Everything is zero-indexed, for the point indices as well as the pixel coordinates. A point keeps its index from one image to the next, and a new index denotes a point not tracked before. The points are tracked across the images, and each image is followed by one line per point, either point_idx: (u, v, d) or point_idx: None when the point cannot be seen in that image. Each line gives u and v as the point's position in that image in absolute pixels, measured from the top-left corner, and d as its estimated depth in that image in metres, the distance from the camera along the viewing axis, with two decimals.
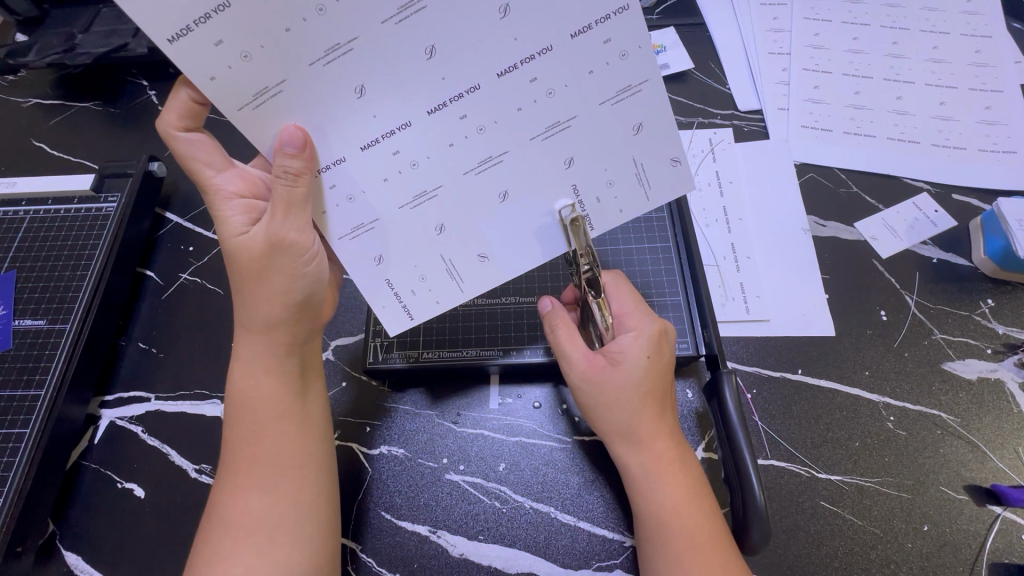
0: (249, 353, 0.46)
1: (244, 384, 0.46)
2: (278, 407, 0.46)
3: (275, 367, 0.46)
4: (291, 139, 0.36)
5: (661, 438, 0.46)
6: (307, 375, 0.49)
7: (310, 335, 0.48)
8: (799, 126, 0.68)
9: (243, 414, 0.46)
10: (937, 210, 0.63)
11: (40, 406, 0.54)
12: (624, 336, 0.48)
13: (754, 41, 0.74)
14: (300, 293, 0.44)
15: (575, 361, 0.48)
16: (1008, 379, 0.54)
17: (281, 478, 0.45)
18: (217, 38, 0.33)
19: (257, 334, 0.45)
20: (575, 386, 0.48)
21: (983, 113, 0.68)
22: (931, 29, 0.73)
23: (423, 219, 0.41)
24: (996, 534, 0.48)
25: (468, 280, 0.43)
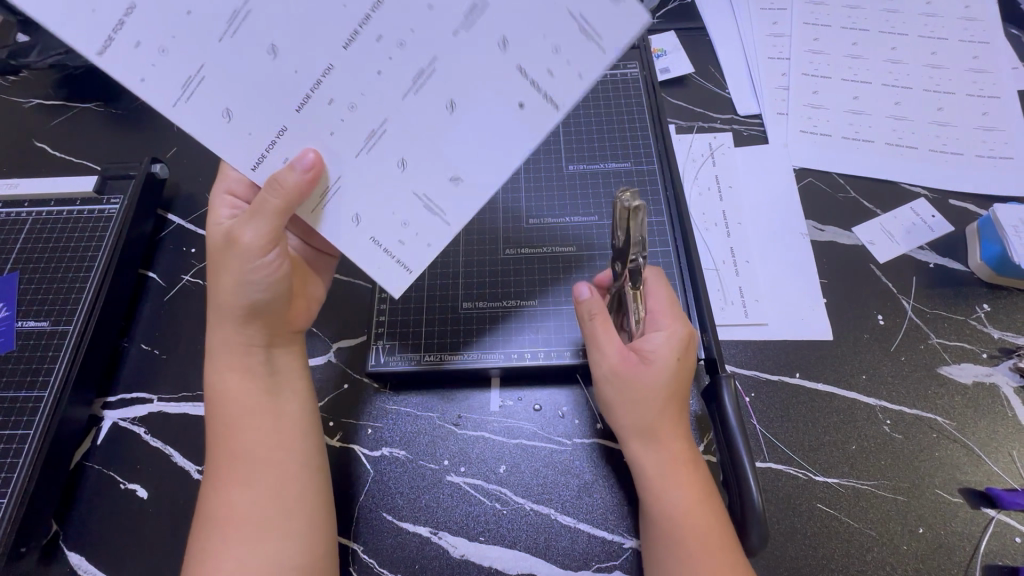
0: (217, 349, 0.49)
1: (216, 381, 0.49)
2: (250, 405, 0.48)
3: (239, 361, 0.49)
4: (302, 161, 0.41)
5: (676, 436, 0.47)
6: (274, 371, 0.50)
7: (276, 329, 0.51)
8: (798, 131, 0.69)
9: (218, 414, 0.48)
10: (934, 216, 0.64)
11: (44, 407, 0.54)
12: (655, 333, 0.49)
13: (754, 46, 0.74)
14: (252, 289, 0.48)
15: (608, 355, 0.49)
16: (1003, 384, 0.55)
17: (259, 468, 0.46)
18: (135, 40, 0.39)
19: (222, 327, 0.49)
20: (604, 380, 0.49)
21: (981, 119, 0.68)
22: (929, 35, 0.73)
23: (385, 160, 0.42)
24: (990, 537, 0.49)
25: (450, 211, 0.42)
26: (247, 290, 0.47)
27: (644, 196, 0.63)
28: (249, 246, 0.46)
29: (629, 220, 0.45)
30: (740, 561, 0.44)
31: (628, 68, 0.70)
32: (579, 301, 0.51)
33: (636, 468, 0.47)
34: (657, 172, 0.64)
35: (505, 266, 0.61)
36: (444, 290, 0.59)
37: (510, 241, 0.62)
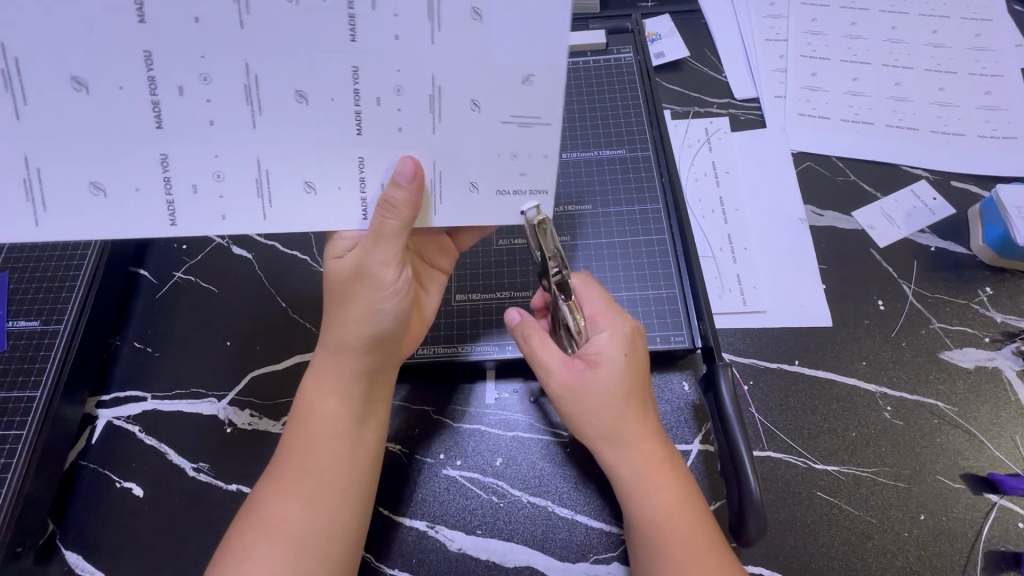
0: (322, 369, 0.48)
1: (311, 399, 0.48)
2: (335, 426, 0.47)
3: (342, 387, 0.47)
4: (403, 171, 0.42)
5: (643, 434, 0.46)
6: (370, 398, 0.49)
7: (387, 359, 0.49)
8: (796, 114, 0.67)
9: (304, 425, 0.47)
10: (935, 199, 0.63)
11: (36, 407, 0.53)
12: (597, 333, 0.48)
13: (751, 28, 0.73)
14: (373, 326, 0.46)
15: (553, 371, 0.48)
16: (1006, 368, 0.54)
17: (322, 490, 0.45)
18: (192, 186, 0.42)
19: (331, 351, 0.48)
20: (557, 396, 0.48)
21: (983, 98, 0.67)
22: (930, 13, 0.72)
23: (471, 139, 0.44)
24: (992, 522, 0.48)
25: (544, 111, 0.43)
26: (375, 322, 0.46)
27: (639, 183, 0.62)
28: (386, 278, 0.45)
29: (538, 233, 0.47)
30: (723, 550, 0.44)
31: (622, 52, 0.69)
32: (513, 327, 0.52)
33: (609, 469, 0.47)
34: (652, 158, 0.63)
35: (499, 257, 0.60)
36: None
37: (503, 232, 0.61)
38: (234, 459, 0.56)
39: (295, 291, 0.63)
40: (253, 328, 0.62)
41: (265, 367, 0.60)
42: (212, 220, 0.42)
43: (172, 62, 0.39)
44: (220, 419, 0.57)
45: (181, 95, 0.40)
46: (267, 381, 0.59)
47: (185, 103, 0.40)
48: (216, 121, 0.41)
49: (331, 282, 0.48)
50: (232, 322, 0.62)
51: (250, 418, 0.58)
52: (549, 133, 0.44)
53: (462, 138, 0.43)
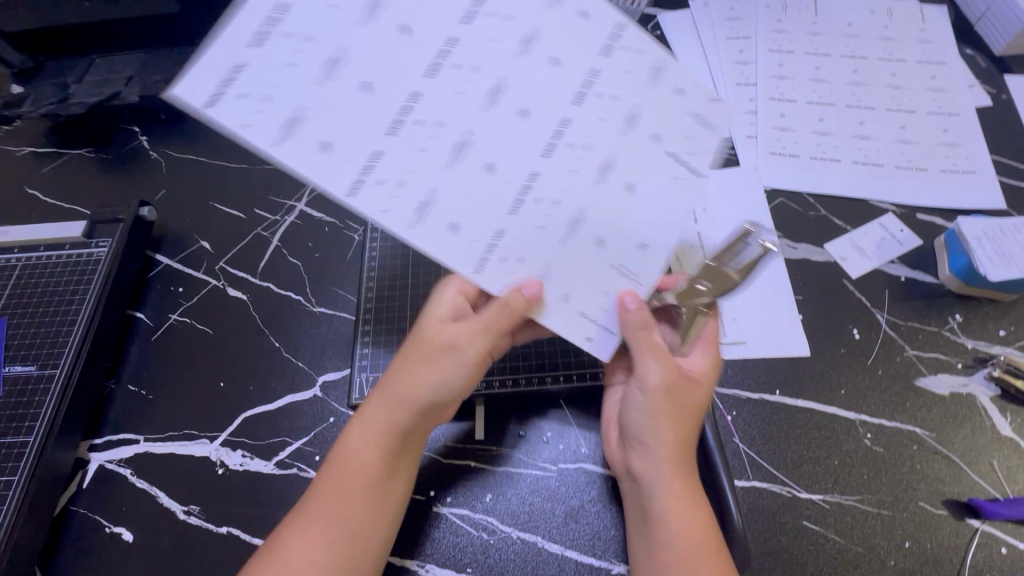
0: (368, 417, 0.49)
1: (352, 441, 0.48)
2: (369, 478, 0.47)
3: (380, 433, 0.48)
4: (528, 290, 0.43)
5: (687, 458, 0.48)
6: (406, 443, 0.49)
7: (431, 409, 0.49)
8: (767, 152, 0.71)
9: (337, 471, 0.48)
10: (902, 230, 0.65)
11: (28, 452, 0.54)
12: (697, 351, 0.50)
13: (722, 73, 0.77)
14: (425, 393, 0.48)
15: (654, 376, 0.47)
16: (979, 393, 0.55)
17: (349, 529, 0.46)
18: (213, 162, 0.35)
19: (382, 404, 0.48)
20: (655, 395, 0.47)
21: (942, 135, 0.71)
22: (888, 57, 0.77)
23: (484, 177, 0.41)
24: (976, 548, 0.49)
25: (643, 273, 0.45)
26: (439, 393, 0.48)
27: None
28: (466, 351, 0.48)
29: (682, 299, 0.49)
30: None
31: None
32: (627, 311, 0.45)
33: (651, 487, 0.47)
34: None
35: None
36: None
37: None
38: (224, 501, 0.56)
39: (288, 330, 0.65)
40: (245, 368, 0.63)
41: (255, 408, 0.61)
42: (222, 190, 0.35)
43: (273, 64, 0.36)
44: (212, 460, 0.58)
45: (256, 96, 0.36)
46: (259, 420, 0.60)
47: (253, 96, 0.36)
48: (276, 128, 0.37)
49: (415, 333, 0.51)
50: (225, 362, 0.63)
51: (241, 458, 0.58)
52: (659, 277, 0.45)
53: (476, 175, 0.41)
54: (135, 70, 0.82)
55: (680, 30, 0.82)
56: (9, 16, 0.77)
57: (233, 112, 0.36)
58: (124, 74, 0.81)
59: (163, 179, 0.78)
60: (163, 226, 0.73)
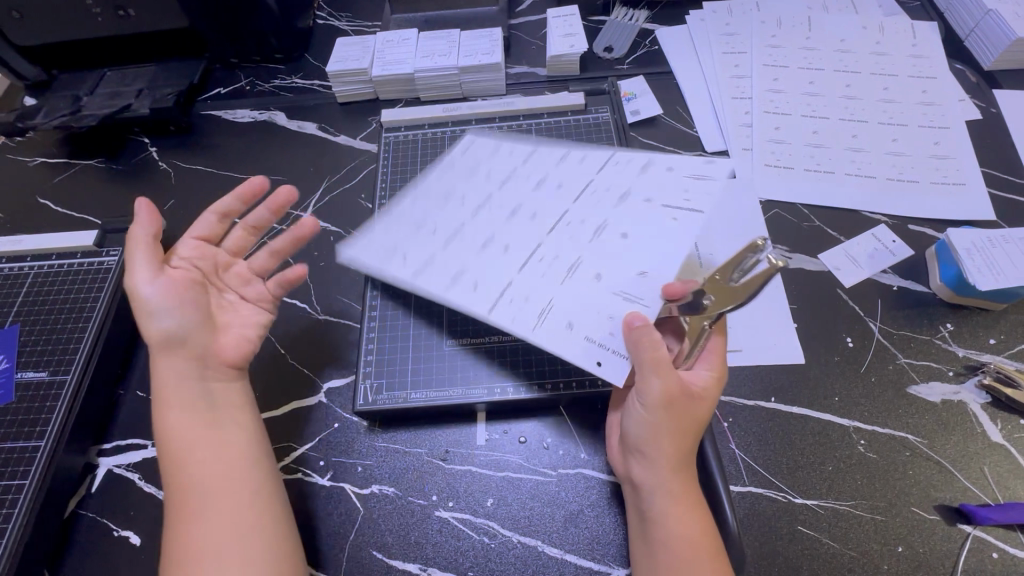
0: (166, 388, 0.53)
1: (173, 420, 0.52)
2: (189, 444, 0.51)
3: (189, 400, 0.53)
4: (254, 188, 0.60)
5: (684, 469, 0.49)
6: (214, 405, 0.53)
7: (208, 360, 0.55)
8: (762, 164, 0.73)
9: (170, 450, 0.51)
10: (895, 241, 0.67)
11: (39, 457, 0.56)
12: (701, 366, 0.53)
13: (719, 87, 0.79)
14: (168, 336, 0.53)
15: (655, 389, 0.48)
16: (971, 401, 0.57)
17: (222, 504, 0.49)
18: (371, 257, 0.57)
19: (177, 359, 0.53)
20: (664, 409, 0.48)
21: (933, 148, 0.73)
22: (881, 72, 0.79)
23: (507, 255, 0.54)
24: (968, 553, 0.50)
25: (647, 297, 0.49)
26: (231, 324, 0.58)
27: None
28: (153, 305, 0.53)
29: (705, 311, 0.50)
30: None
31: (600, 112, 0.75)
32: (635, 329, 0.47)
33: (653, 496, 0.48)
34: None
35: None
36: (431, 328, 0.63)
37: None
38: None
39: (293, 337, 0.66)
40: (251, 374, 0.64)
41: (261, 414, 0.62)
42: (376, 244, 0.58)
43: (415, 247, 0.57)
44: None
45: (405, 268, 0.55)
46: None
47: (401, 265, 0.56)
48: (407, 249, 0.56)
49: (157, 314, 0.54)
50: None
51: None
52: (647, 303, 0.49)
53: (503, 255, 0.55)
54: (146, 84, 0.84)
55: (677, 46, 0.84)
56: (24, 30, 0.79)
57: (390, 247, 0.57)
58: (135, 87, 0.83)
59: (172, 190, 0.79)
60: (172, 236, 0.75)
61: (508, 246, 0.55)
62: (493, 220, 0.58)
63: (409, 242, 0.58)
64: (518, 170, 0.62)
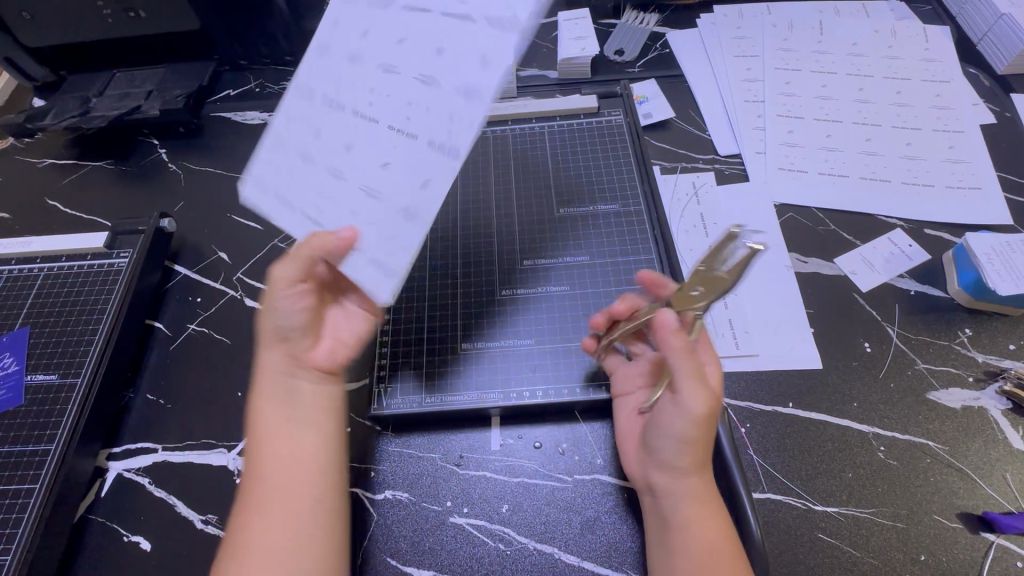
0: (260, 385, 0.54)
1: (252, 416, 0.52)
2: (273, 438, 0.51)
3: (273, 395, 0.53)
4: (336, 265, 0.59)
5: (705, 470, 0.48)
6: (296, 407, 0.53)
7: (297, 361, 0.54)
8: (776, 168, 0.73)
9: (253, 439, 0.52)
10: (911, 245, 0.66)
11: (50, 460, 0.55)
12: (708, 362, 0.50)
13: (731, 91, 0.79)
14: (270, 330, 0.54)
15: (691, 407, 0.46)
16: (991, 407, 0.56)
17: (286, 498, 0.49)
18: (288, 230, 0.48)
19: (268, 358, 0.54)
20: (706, 419, 0.46)
21: (948, 152, 0.73)
22: (893, 76, 0.79)
23: (421, 150, 0.45)
24: (991, 562, 0.49)
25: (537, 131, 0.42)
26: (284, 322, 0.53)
27: (634, 235, 0.66)
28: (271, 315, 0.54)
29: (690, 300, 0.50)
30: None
31: (612, 115, 0.75)
32: (666, 334, 0.47)
33: (679, 501, 0.47)
34: (644, 211, 0.67)
35: (502, 308, 0.63)
36: (444, 332, 0.62)
37: (506, 282, 0.65)
38: None
39: None
40: None
41: None
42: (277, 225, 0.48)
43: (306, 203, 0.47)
44: (230, 469, 0.58)
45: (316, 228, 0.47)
46: None
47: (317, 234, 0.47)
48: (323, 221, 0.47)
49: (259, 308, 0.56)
50: (243, 372, 0.64)
51: None
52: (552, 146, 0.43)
53: (422, 156, 0.45)
54: (155, 85, 0.84)
55: (689, 49, 0.84)
56: (34, 31, 0.79)
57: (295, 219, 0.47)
58: (144, 88, 0.83)
59: (181, 191, 0.79)
60: (182, 238, 0.74)
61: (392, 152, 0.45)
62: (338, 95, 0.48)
63: (370, 232, 0.46)
64: (303, 112, 0.48)
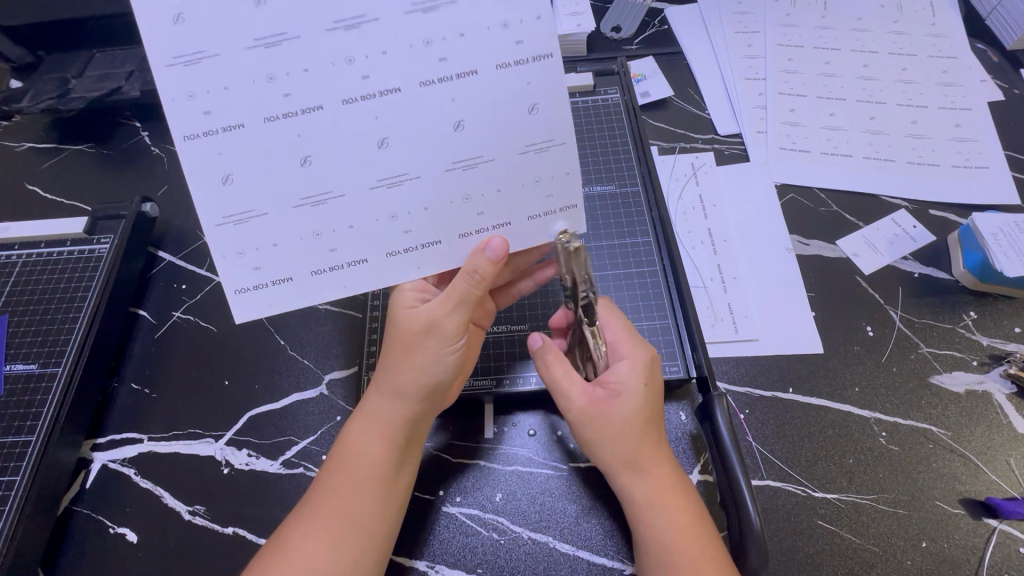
0: (373, 413, 0.48)
1: (356, 442, 0.48)
2: (371, 479, 0.46)
3: (385, 432, 0.47)
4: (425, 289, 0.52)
5: (649, 467, 0.46)
6: (406, 455, 0.49)
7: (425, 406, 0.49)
8: (778, 148, 0.70)
9: (346, 468, 0.47)
10: (915, 226, 0.65)
11: (31, 451, 0.53)
12: (617, 363, 0.48)
13: (731, 68, 0.77)
14: (421, 378, 0.47)
15: (574, 399, 0.48)
16: (995, 391, 0.55)
17: (355, 540, 0.44)
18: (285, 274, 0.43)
19: (386, 396, 0.48)
20: (580, 423, 0.48)
21: (954, 130, 0.70)
22: (899, 52, 0.76)
23: (515, 86, 0.40)
24: (994, 548, 0.48)
25: (555, 131, 0.42)
26: (435, 372, 0.47)
27: (630, 217, 0.64)
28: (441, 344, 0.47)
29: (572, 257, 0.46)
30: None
31: (608, 93, 0.72)
32: (534, 352, 0.52)
33: (628, 503, 0.46)
34: (641, 192, 0.65)
35: None
36: None
37: None
38: (230, 502, 0.55)
39: (293, 328, 0.64)
40: (251, 365, 0.62)
41: (260, 407, 0.60)
42: (268, 263, 0.43)
43: (296, 238, 0.42)
44: (217, 459, 0.57)
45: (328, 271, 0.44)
46: (262, 418, 0.59)
47: (328, 276, 0.44)
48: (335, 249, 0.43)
49: (392, 331, 0.49)
50: (230, 360, 0.62)
51: (247, 457, 0.57)
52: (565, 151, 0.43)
53: (510, 94, 0.40)
54: (136, 65, 0.80)
55: (689, 25, 0.81)
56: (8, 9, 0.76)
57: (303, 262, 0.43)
58: (125, 69, 0.80)
59: (165, 175, 0.77)
60: (166, 224, 0.72)
61: (459, 101, 0.40)
62: (304, 96, 0.39)
63: (510, 200, 0.44)
64: (267, 173, 0.40)
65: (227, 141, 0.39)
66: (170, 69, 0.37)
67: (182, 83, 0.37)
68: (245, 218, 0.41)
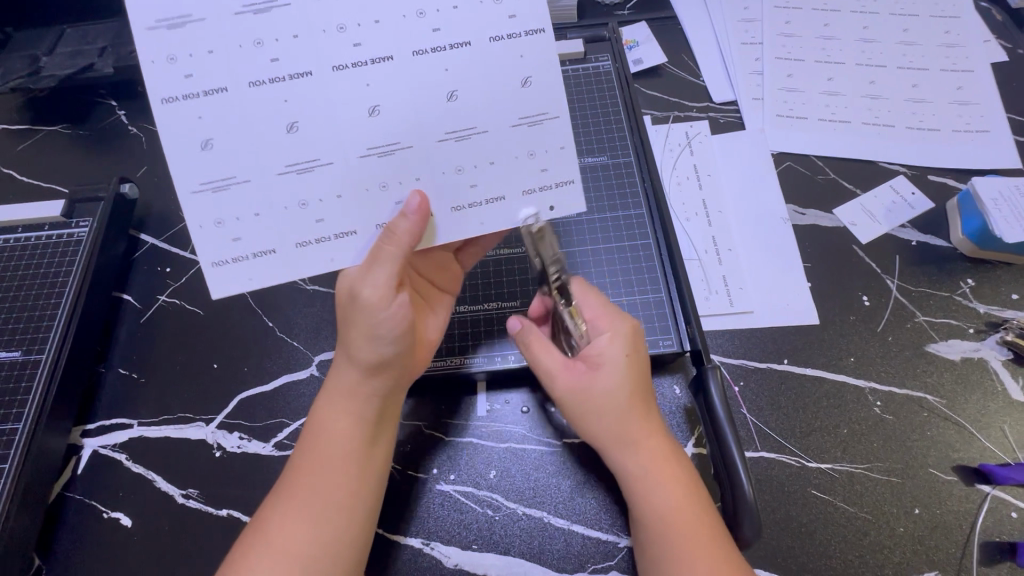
0: (337, 391, 0.47)
1: (323, 421, 0.47)
2: (341, 456, 0.45)
3: (354, 408, 0.46)
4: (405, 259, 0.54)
5: (643, 441, 0.45)
6: (377, 428, 0.48)
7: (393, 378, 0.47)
8: (775, 115, 0.68)
9: (315, 448, 0.46)
10: (914, 193, 0.63)
11: (18, 440, 0.52)
12: (598, 337, 0.48)
13: (727, 32, 0.74)
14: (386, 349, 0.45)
15: (556, 374, 0.49)
16: (991, 358, 0.54)
17: (334, 517, 0.44)
18: (270, 246, 0.41)
19: (350, 373, 0.47)
20: (561, 397, 0.48)
21: (955, 94, 0.68)
22: (900, 12, 0.73)
23: (509, 58, 0.40)
24: (986, 513, 0.48)
25: (551, 105, 0.41)
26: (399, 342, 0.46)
27: (623, 189, 0.62)
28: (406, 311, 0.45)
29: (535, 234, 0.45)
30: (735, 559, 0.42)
31: (600, 61, 0.70)
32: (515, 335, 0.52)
33: (616, 471, 0.46)
34: (633, 162, 0.63)
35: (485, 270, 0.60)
36: None
37: None
38: (224, 485, 0.55)
39: (280, 310, 0.63)
40: (240, 348, 0.61)
41: (250, 390, 0.59)
42: (247, 234, 0.41)
43: (281, 206, 0.40)
44: (209, 443, 0.57)
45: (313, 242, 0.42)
46: (252, 401, 0.58)
47: (314, 248, 0.42)
48: (324, 219, 0.41)
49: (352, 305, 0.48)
50: (217, 344, 0.61)
51: (239, 440, 0.57)
52: (558, 126, 0.42)
53: (501, 65, 0.40)
54: (107, 40, 0.77)
55: None
56: None
57: (286, 232, 0.41)
58: (96, 45, 0.77)
59: (144, 156, 0.74)
60: (147, 206, 0.70)
61: (452, 71, 0.40)
62: (292, 62, 0.38)
63: (505, 175, 0.42)
64: (253, 138, 0.39)
65: (207, 105, 0.38)
66: (151, 32, 0.37)
67: (161, 44, 0.37)
68: (226, 185, 0.40)
